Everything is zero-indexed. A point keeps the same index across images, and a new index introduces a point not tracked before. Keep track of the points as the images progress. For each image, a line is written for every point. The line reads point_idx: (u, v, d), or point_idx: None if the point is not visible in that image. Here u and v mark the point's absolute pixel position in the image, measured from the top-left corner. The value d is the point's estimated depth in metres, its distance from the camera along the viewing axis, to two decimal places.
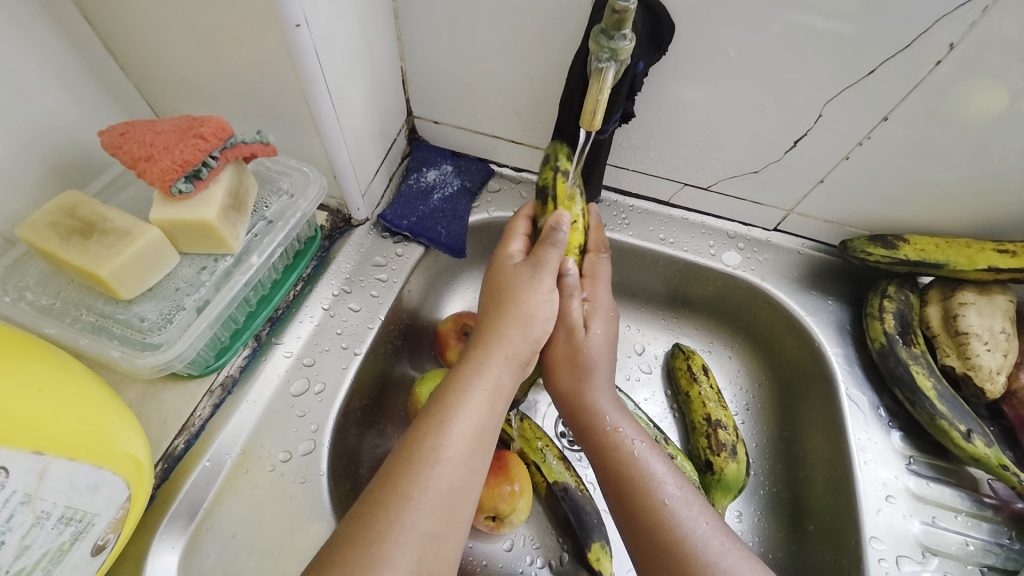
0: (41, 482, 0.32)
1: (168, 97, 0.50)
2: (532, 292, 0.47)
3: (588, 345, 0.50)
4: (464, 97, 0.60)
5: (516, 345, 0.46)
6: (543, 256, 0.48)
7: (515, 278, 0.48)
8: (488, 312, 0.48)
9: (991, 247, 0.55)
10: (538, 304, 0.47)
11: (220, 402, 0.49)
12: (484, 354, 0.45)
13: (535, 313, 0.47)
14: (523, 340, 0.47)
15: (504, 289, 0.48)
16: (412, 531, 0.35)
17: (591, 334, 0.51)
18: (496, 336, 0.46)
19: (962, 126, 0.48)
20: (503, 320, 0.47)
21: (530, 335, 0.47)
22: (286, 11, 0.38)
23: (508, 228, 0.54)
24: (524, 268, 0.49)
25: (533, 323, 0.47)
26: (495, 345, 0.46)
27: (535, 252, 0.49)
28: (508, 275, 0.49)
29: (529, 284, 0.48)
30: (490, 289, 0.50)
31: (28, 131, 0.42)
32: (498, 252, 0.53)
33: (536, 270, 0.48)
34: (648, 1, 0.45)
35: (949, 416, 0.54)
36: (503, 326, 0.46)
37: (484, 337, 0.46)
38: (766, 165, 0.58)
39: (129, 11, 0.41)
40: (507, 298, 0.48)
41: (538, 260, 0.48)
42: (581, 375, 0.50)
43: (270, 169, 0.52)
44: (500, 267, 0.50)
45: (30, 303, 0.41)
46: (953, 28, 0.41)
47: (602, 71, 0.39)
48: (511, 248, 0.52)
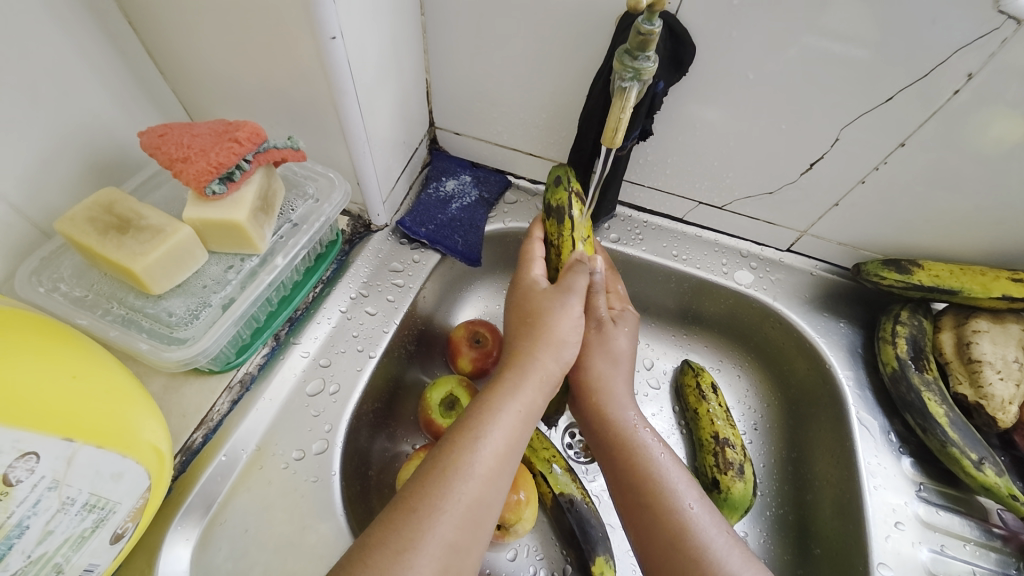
0: (69, 468, 0.33)
1: (203, 101, 0.52)
2: (564, 314, 0.49)
3: (616, 337, 0.52)
4: (485, 109, 0.61)
5: (552, 365, 0.47)
6: (571, 282, 0.50)
7: (546, 305, 0.49)
8: (520, 333, 0.49)
9: (1006, 275, 0.55)
10: (568, 327, 0.48)
11: (238, 398, 0.50)
12: (521, 372, 0.45)
13: (565, 338, 0.48)
14: (558, 365, 0.47)
15: (537, 313, 0.49)
16: (440, 541, 0.36)
17: (618, 328, 0.52)
18: (532, 353, 0.47)
19: (978, 154, 0.48)
20: (536, 343, 0.47)
21: (562, 361, 0.48)
22: (324, 24, 0.39)
23: (524, 253, 0.55)
24: (552, 294, 0.50)
25: (567, 349, 0.48)
26: (529, 365, 0.46)
27: (562, 279, 0.51)
28: (537, 300, 0.50)
29: (560, 308, 0.49)
30: (519, 312, 0.51)
31: (70, 130, 0.44)
32: (520, 274, 0.54)
33: (565, 294, 0.49)
34: (671, 24, 0.47)
35: (961, 444, 0.54)
36: (535, 346, 0.47)
37: (519, 353, 0.47)
38: (781, 186, 0.58)
39: (174, 19, 0.43)
40: (536, 318, 0.49)
41: (565, 285, 0.50)
42: (605, 366, 0.51)
43: (296, 173, 0.53)
44: (527, 291, 0.51)
45: (64, 294, 0.43)
46: (972, 58, 0.42)
47: (625, 89, 0.41)
48: (533, 272, 0.53)
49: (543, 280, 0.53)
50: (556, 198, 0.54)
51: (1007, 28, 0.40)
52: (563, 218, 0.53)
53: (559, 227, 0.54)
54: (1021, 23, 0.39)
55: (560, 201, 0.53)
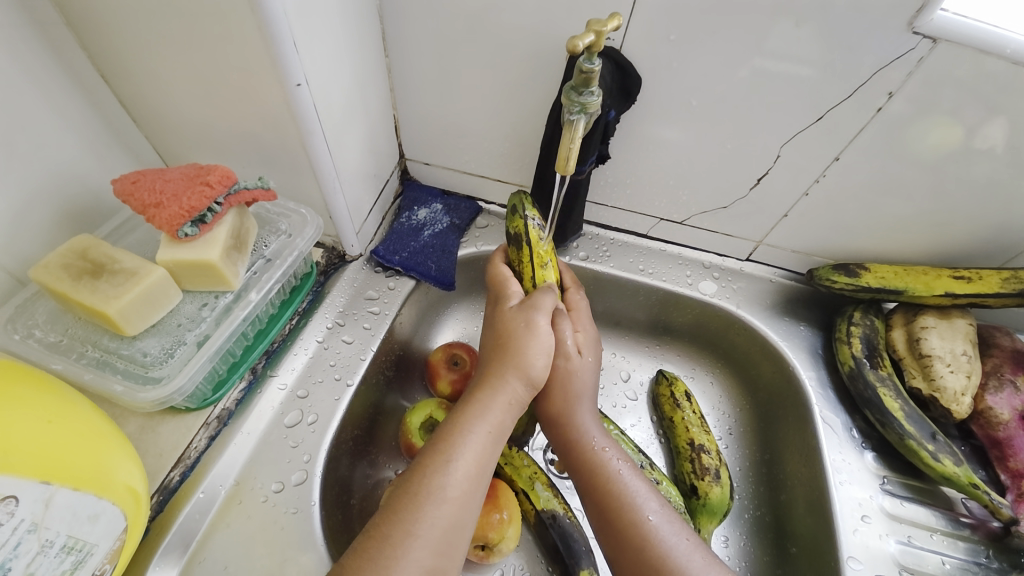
0: (47, 511, 0.33)
1: (175, 146, 0.54)
2: (530, 335, 0.49)
3: (579, 367, 0.52)
4: (453, 140, 0.64)
5: (522, 383, 0.48)
6: (539, 301, 0.51)
7: (515, 324, 0.50)
8: (492, 354, 0.50)
9: (946, 274, 0.59)
10: (540, 346, 0.49)
11: (216, 433, 0.50)
12: (489, 392, 0.47)
13: (534, 359, 0.48)
14: (525, 386, 0.48)
15: (507, 333, 0.50)
16: (415, 566, 0.37)
17: (583, 360, 0.53)
18: (498, 372, 0.48)
19: (907, 163, 0.53)
20: (504, 364, 0.48)
21: (531, 380, 0.48)
22: (289, 73, 0.42)
23: (494, 279, 0.56)
24: (522, 314, 0.50)
25: (535, 372, 0.48)
26: (497, 384, 0.47)
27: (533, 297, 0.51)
28: (506, 318, 0.51)
29: (528, 330, 0.49)
30: (494, 335, 0.52)
31: (45, 181, 0.45)
32: (498, 291, 0.55)
33: (533, 316, 0.50)
34: (615, 58, 0.50)
35: (917, 436, 0.56)
36: (504, 367, 0.48)
37: (489, 374, 0.48)
38: (734, 201, 0.62)
39: (145, 70, 0.45)
40: (508, 339, 0.50)
41: (534, 305, 0.50)
42: (571, 395, 0.52)
43: (269, 211, 0.55)
44: (502, 311, 0.53)
45: (38, 340, 0.43)
46: (888, 79, 0.47)
47: (573, 122, 0.43)
48: (510, 290, 0.54)
49: (517, 296, 0.53)
50: (515, 227, 0.56)
51: (922, 47, 0.44)
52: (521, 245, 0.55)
53: (519, 254, 0.56)
54: (934, 42, 0.43)
55: (519, 229, 0.55)
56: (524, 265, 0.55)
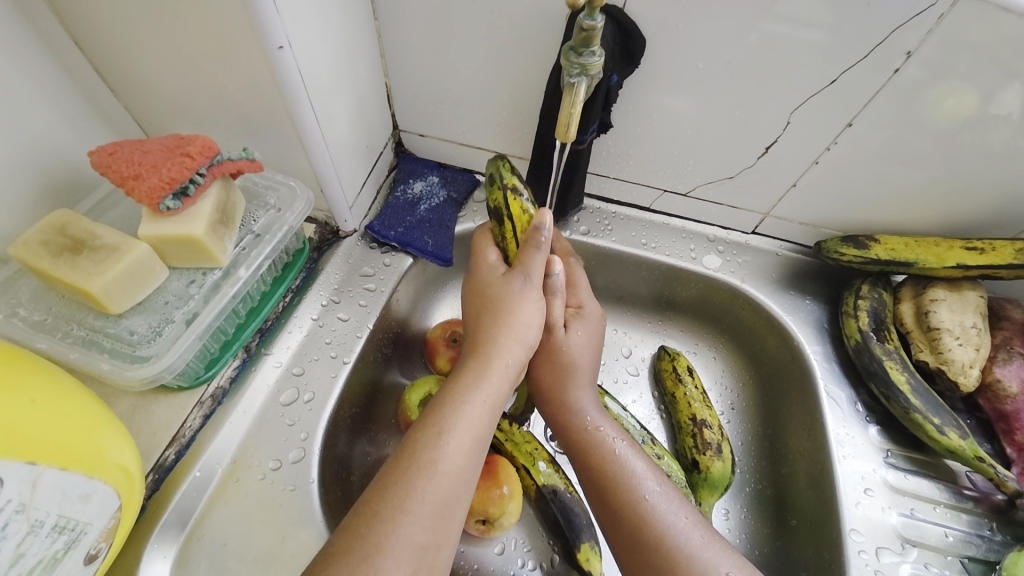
0: (35, 492, 0.33)
1: (158, 117, 0.51)
2: (524, 300, 0.49)
3: (568, 343, 0.53)
4: (448, 110, 0.61)
5: (514, 354, 0.47)
6: (529, 261, 0.49)
7: (504, 291, 0.50)
8: (481, 320, 0.49)
9: (959, 245, 0.57)
10: (530, 311, 0.49)
11: (210, 412, 0.50)
12: (483, 361, 0.46)
13: (525, 321, 0.48)
14: (522, 349, 0.48)
15: (496, 297, 0.50)
16: (407, 543, 0.36)
17: (570, 333, 0.54)
18: (493, 341, 0.47)
19: (926, 128, 0.50)
20: (495, 332, 0.48)
21: (526, 343, 0.48)
22: (269, 34, 0.39)
23: (475, 245, 0.55)
24: (513, 278, 0.50)
25: (530, 335, 0.49)
26: (491, 354, 0.47)
27: (522, 258, 0.50)
28: (495, 285, 0.51)
29: (520, 294, 0.49)
30: (481, 301, 0.50)
31: (22, 155, 0.43)
32: (477, 262, 0.54)
33: (525, 279, 0.49)
34: (617, 17, 0.48)
35: (923, 410, 0.56)
36: (498, 335, 0.48)
37: (483, 341, 0.48)
38: (741, 171, 0.60)
39: (120, 35, 0.43)
40: (502, 311, 0.49)
41: (526, 267, 0.50)
42: (562, 375, 0.52)
43: (257, 184, 0.53)
44: (484, 277, 0.52)
45: (22, 319, 0.42)
46: (910, 36, 0.44)
47: (573, 85, 0.41)
48: (489, 257, 0.53)
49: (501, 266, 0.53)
50: (496, 200, 0.53)
51: (943, 3, 0.41)
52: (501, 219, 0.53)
53: (502, 228, 0.53)
54: None
55: (498, 203, 0.53)
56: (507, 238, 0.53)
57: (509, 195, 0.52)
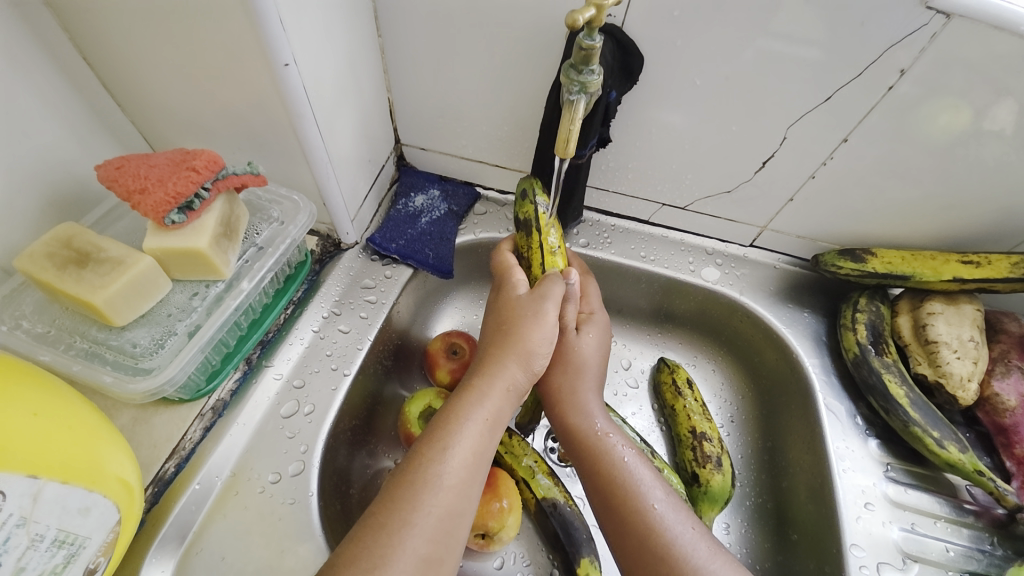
0: (35, 505, 0.33)
1: (163, 131, 0.52)
2: (540, 324, 0.49)
3: (579, 346, 0.53)
4: (450, 124, 0.62)
5: (518, 375, 0.47)
6: (547, 288, 0.50)
7: (523, 311, 0.50)
8: (492, 341, 0.50)
9: (955, 258, 0.58)
10: (542, 338, 0.48)
11: (210, 425, 0.50)
12: (487, 381, 0.46)
13: (536, 349, 0.48)
14: (525, 375, 0.48)
15: (510, 320, 0.50)
16: (411, 555, 0.36)
17: (582, 336, 0.54)
18: (498, 361, 0.47)
19: (920, 144, 0.51)
20: (504, 353, 0.48)
21: (530, 370, 0.48)
22: (276, 52, 0.40)
23: (496, 266, 0.56)
24: (529, 300, 0.50)
25: (536, 363, 0.48)
26: (496, 372, 0.47)
27: (540, 285, 0.51)
28: (512, 306, 0.51)
29: (536, 319, 0.49)
30: (495, 321, 0.51)
31: (29, 168, 0.44)
32: (500, 279, 0.55)
33: (541, 303, 0.50)
34: (617, 36, 0.49)
35: (923, 423, 0.56)
36: (505, 356, 0.48)
37: (488, 362, 0.48)
38: (738, 185, 0.60)
39: (129, 51, 0.44)
40: (510, 327, 0.49)
41: (544, 293, 0.50)
42: (572, 375, 0.52)
43: (260, 197, 0.54)
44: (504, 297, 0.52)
45: (25, 331, 0.43)
46: (903, 55, 0.44)
47: (573, 102, 0.42)
48: (516, 277, 0.53)
49: (523, 284, 0.53)
50: (525, 212, 0.55)
51: (935, 23, 0.42)
52: (531, 231, 0.55)
53: (528, 239, 0.55)
54: (948, 18, 0.42)
55: (528, 214, 0.55)
56: (533, 251, 0.55)
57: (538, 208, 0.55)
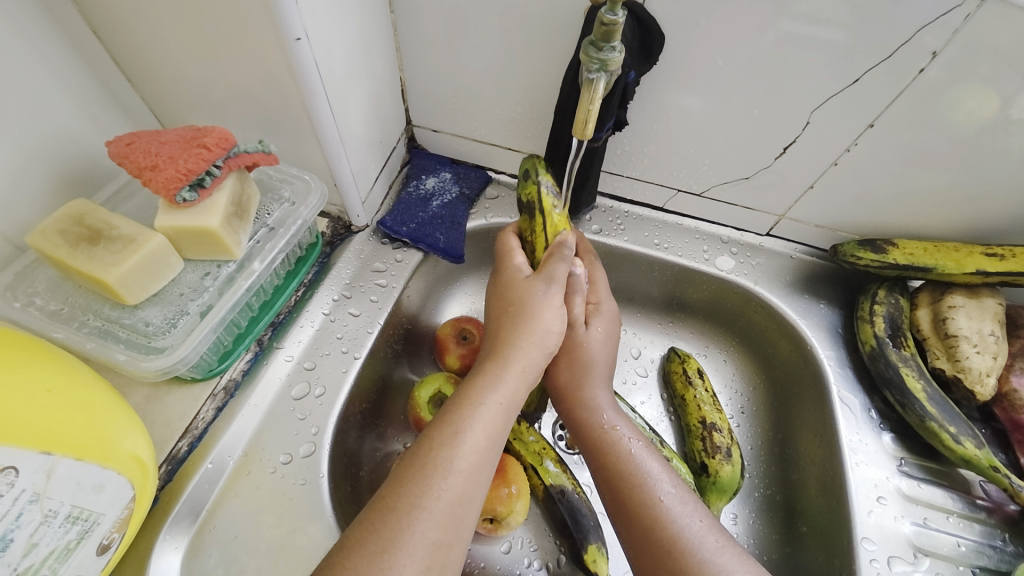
0: (49, 481, 0.33)
1: (173, 108, 0.51)
2: (547, 306, 0.49)
3: (588, 339, 0.53)
4: (462, 105, 0.61)
5: (534, 357, 0.47)
6: (553, 270, 0.50)
7: (530, 293, 0.50)
8: (501, 324, 0.49)
9: (979, 251, 0.56)
10: (552, 316, 0.49)
11: (223, 405, 0.50)
12: (501, 363, 0.46)
13: (548, 328, 0.48)
14: (542, 355, 0.48)
15: (517, 302, 0.50)
16: (421, 539, 0.36)
17: (591, 330, 0.54)
18: (512, 344, 0.47)
19: (949, 132, 0.49)
20: (518, 334, 0.48)
21: (546, 348, 0.48)
22: (288, 26, 0.39)
23: (499, 250, 0.55)
24: (536, 282, 0.50)
25: (552, 341, 0.48)
26: (509, 355, 0.46)
27: (545, 265, 0.51)
28: (520, 289, 0.50)
29: (544, 299, 0.49)
30: (500, 302, 0.51)
31: (40, 144, 0.43)
32: (501, 264, 0.54)
33: (548, 285, 0.50)
34: (637, 13, 0.47)
35: (940, 418, 0.55)
36: (518, 337, 0.47)
37: (503, 344, 0.47)
38: (757, 171, 0.59)
39: (137, 24, 0.43)
40: (522, 309, 0.49)
41: (548, 274, 0.50)
42: (579, 372, 0.52)
43: (271, 177, 0.53)
44: (510, 280, 0.52)
45: (39, 308, 0.43)
46: (937, 37, 0.43)
47: (593, 81, 0.41)
48: (515, 260, 0.53)
49: (526, 269, 0.53)
50: (527, 193, 0.54)
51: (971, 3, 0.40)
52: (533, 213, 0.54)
53: (531, 223, 0.54)
54: None
55: (531, 195, 0.54)
56: (534, 234, 0.54)
57: (541, 189, 0.54)
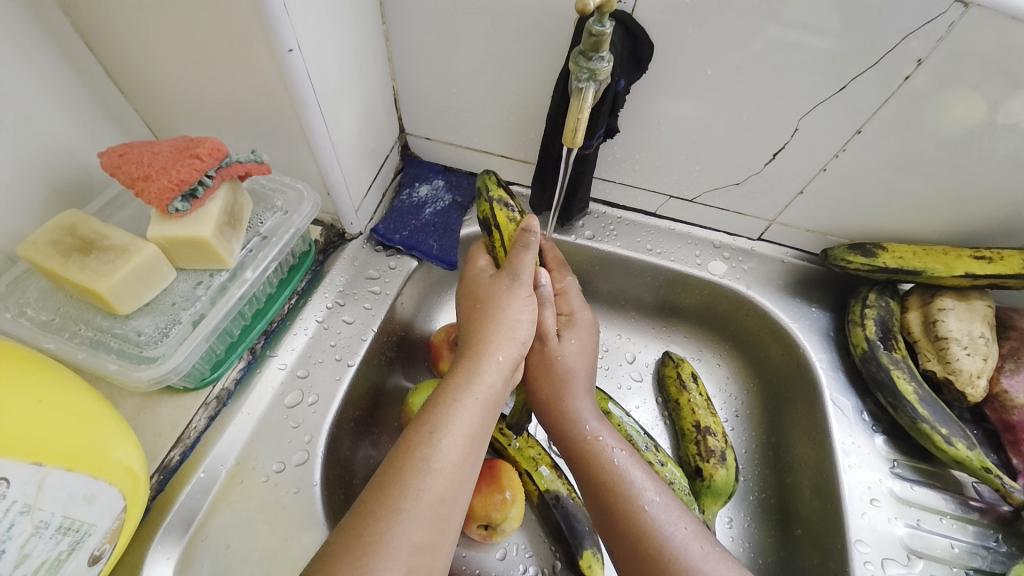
0: (40, 493, 0.33)
1: (166, 118, 0.52)
2: (514, 299, 0.50)
3: (562, 351, 0.53)
4: (455, 113, 0.61)
5: (506, 349, 0.47)
6: (519, 261, 0.51)
7: (496, 292, 0.50)
8: (477, 323, 0.49)
9: (968, 254, 0.57)
10: (519, 309, 0.50)
11: (215, 413, 0.50)
12: (476, 360, 0.46)
13: (517, 318, 0.49)
14: (514, 345, 0.48)
15: (490, 299, 0.50)
16: (403, 542, 0.36)
17: (563, 341, 0.54)
18: (488, 342, 0.47)
19: (935, 137, 0.50)
20: (493, 334, 0.48)
21: (519, 340, 0.49)
22: (280, 37, 0.39)
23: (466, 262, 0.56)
24: (502, 281, 0.51)
25: (521, 332, 0.49)
26: (485, 353, 0.46)
27: (511, 258, 0.51)
28: (489, 288, 0.51)
29: (512, 294, 0.50)
30: (472, 301, 0.51)
31: (32, 156, 0.44)
32: (467, 268, 0.55)
33: (514, 278, 0.51)
34: (626, 23, 0.47)
35: (931, 420, 0.55)
36: (493, 337, 0.47)
37: (474, 341, 0.47)
38: (748, 177, 0.59)
39: (130, 36, 0.43)
40: (497, 311, 0.49)
41: (514, 266, 0.51)
42: (558, 386, 0.52)
43: (264, 186, 0.53)
44: (478, 281, 0.52)
45: (30, 319, 0.43)
46: (921, 44, 0.43)
47: (582, 90, 0.42)
48: (479, 263, 0.54)
49: (490, 270, 0.54)
50: (482, 214, 0.56)
51: (953, 11, 0.41)
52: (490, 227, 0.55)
53: (490, 237, 0.56)
54: (967, 6, 0.40)
55: (486, 215, 0.56)
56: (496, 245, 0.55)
57: (493, 206, 0.56)
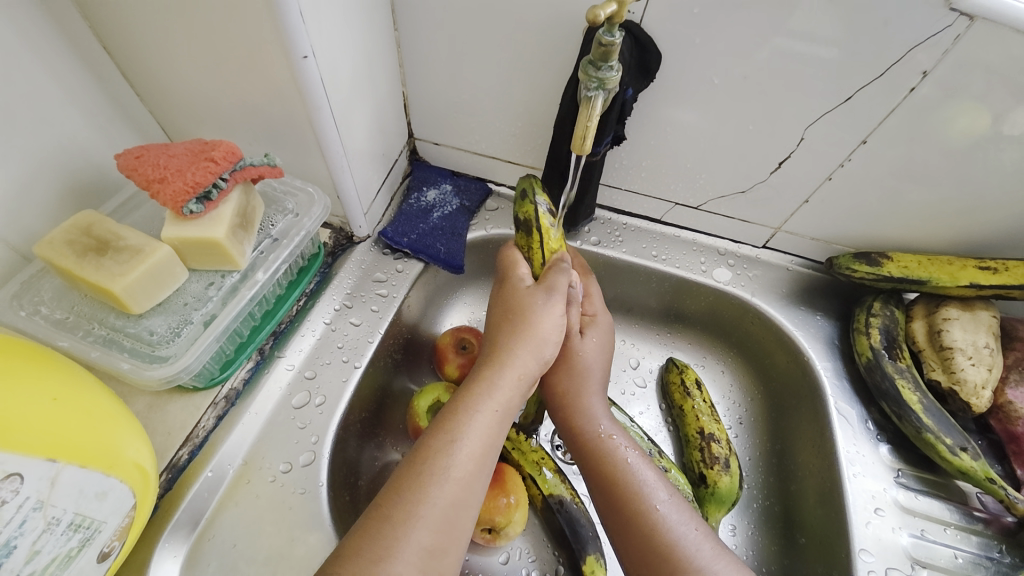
0: (53, 489, 0.33)
1: (181, 121, 0.53)
2: (547, 316, 0.50)
3: (583, 350, 0.53)
4: (463, 119, 0.62)
5: (526, 363, 0.47)
6: (553, 281, 0.51)
7: (530, 301, 0.50)
8: (499, 332, 0.50)
9: (972, 264, 0.57)
10: (549, 327, 0.49)
11: (224, 413, 0.50)
12: (494, 369, 0.46)
13: (546, 337, 0.49)
14: (535, 363, 0.48)
15: (518, 312, 0.50)
16: (414, 546, 0.37)
17: (585, 339, 0.54)
18: (506, 351, 0.47)
19: (940, 148, 0.50)
20: (513, 342, 0.48)
21: (542, 359, 0.48)
22: (295, 44, 0.40)
23: (503, 264, 0.55)
24: (531, 291, 0.51)
25: (547, 351, 0.49)
26: (504, 361, 0.47)
27: (546, 276, 0.52)
28: (521, 296, 0.51)
29: (541, 307, 0.50)
30: (502, 310, 0.51)
31: (49, 157, 0.44)
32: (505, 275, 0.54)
33: (548, 295, 0.50)
34: (635, 33, 0.48)
35: (936, 430, 0.55)
36: (513, 344, 0.48)
37: (496, 350, 0.48)
38: (753, 185, 0.60)
39: (148, 41, 0.44)
40: (521, 317, 0.49)
41: (549, 285, 0.51)
42: (577, 379, 0.52)
43: (275, 189, 0.54)
44: (512, 288, 0.52)
45: (44, 317, 0.43)
46: (927, 55, 0.44)
47: (591, 99, 0.42)
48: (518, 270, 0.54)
49: (528, 278, 0.53)
50: (526, 212, 0.54)
51: (958, 25, 0.41)
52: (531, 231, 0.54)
53: (529, 239, 0.54)
54: (972, 19, 0.41)
55: (528, 215, 0.54)
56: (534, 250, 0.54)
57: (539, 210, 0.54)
